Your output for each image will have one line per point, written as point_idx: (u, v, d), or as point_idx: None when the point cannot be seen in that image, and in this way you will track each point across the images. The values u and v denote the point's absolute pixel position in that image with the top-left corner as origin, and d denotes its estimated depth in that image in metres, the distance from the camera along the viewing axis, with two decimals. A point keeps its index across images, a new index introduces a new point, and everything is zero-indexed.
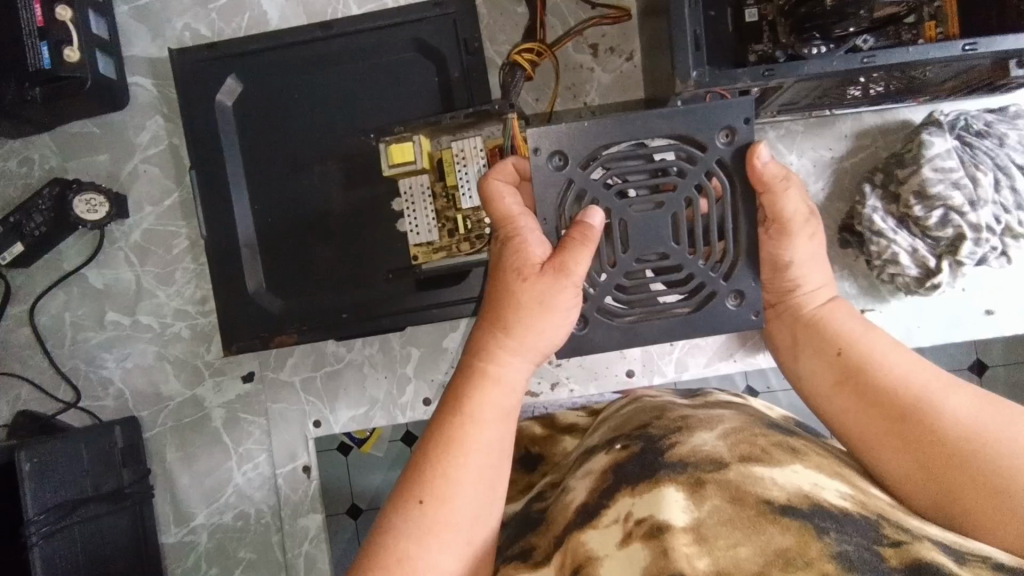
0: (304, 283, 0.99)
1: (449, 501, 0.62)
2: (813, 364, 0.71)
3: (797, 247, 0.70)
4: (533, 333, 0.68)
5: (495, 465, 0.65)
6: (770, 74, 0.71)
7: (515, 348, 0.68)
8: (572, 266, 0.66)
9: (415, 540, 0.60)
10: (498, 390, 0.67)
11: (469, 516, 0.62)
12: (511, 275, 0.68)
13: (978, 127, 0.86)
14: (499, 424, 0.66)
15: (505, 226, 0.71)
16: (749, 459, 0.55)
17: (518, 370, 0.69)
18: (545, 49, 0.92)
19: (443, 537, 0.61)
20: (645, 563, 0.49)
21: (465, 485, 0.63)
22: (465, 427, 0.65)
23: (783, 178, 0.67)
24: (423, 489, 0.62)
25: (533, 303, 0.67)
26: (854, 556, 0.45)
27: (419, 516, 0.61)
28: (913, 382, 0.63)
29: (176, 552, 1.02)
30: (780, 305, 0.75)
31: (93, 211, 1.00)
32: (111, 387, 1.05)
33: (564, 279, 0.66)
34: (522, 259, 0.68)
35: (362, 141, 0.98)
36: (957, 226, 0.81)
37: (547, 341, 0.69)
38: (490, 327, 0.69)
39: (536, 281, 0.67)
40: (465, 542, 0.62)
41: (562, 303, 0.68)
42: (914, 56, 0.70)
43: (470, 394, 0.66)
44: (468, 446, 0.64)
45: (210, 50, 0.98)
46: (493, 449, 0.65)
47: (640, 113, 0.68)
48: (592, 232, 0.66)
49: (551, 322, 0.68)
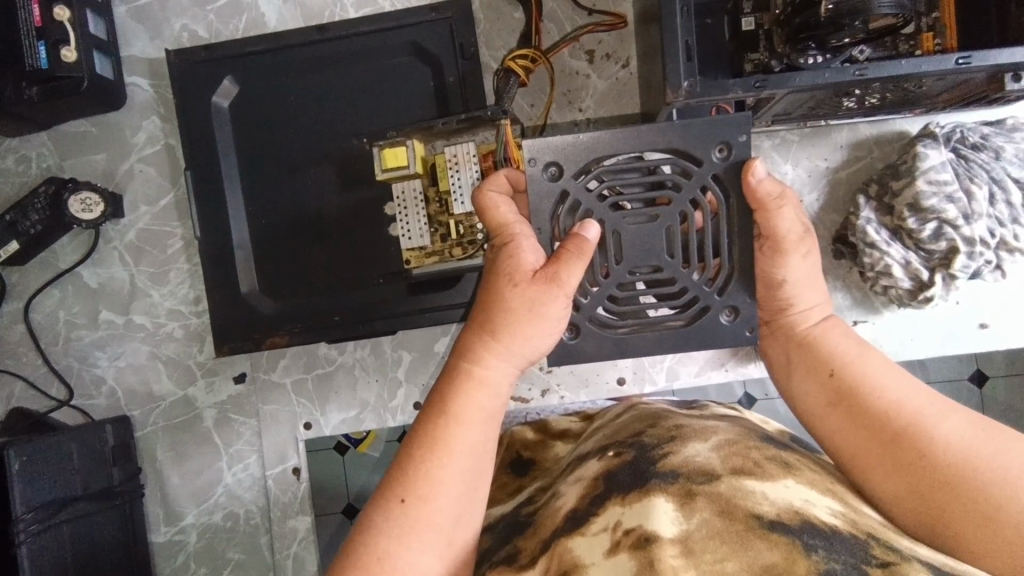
0: (299, 286, 0.99)
1: (431, 500, 0.62)
2: (806, 386, 0.70)
3: (790, 266, 0.69)
4: (522, 338, 0.67)
5: (478, 468, 0.65)
6: (762, 85, 0.71)
7: (502, 351, 0.68)
8: (565, 276, 0.66)
9: (396, 539, 0.60)
10: (484, 393, 0.67)
11: (450, 517, 0.62)
12: (503, 279, 0.68)
13: (974, 140, 0.85)
14: (484, 427, 0.66)
15: (499, 234, 0.71)
16: (741, 473, 0.54)
17: (505, 375, 0.69)
18: (539, 54, 0.92)
19: (424, 538, 0.61)
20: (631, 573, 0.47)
21: (448, 487, 0.63)
22: (450, 428, 0.65)
23: (777, 196, 0.66)
24: (406, 488, 0.62)
25: (521, 309, 0.67)
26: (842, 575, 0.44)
27: (400, 515, 0.61)
28: (905, 405, 0.63)
29: (165, 550, 1.03)
30: (774, 324, 0.74)
31: (89, 210, 1.00)
32: (104, 386, 1.05)
33: (556, 288, 0.66)
34: (515, 264, 0.68)
35: (356, 144, 0.98)
36: (951, 240, 0.80)
37: (536, 347, 0.68)
38: (480, 330, 0.69)
39: (527, 287, 0.67)
40: (445, 543, 0.62)
41: (551, 309, 0.67)
42: (905, 70, 0.69)
43: (457, 396, 0.66)
44: (452, 447, 0.64)
45: (207, 52, 0.99)
46: (477, 451, 0.65)
47: (634, 127, 0.68)
48: (587, 245, 0.66)
49: (541, 329, 0.68)
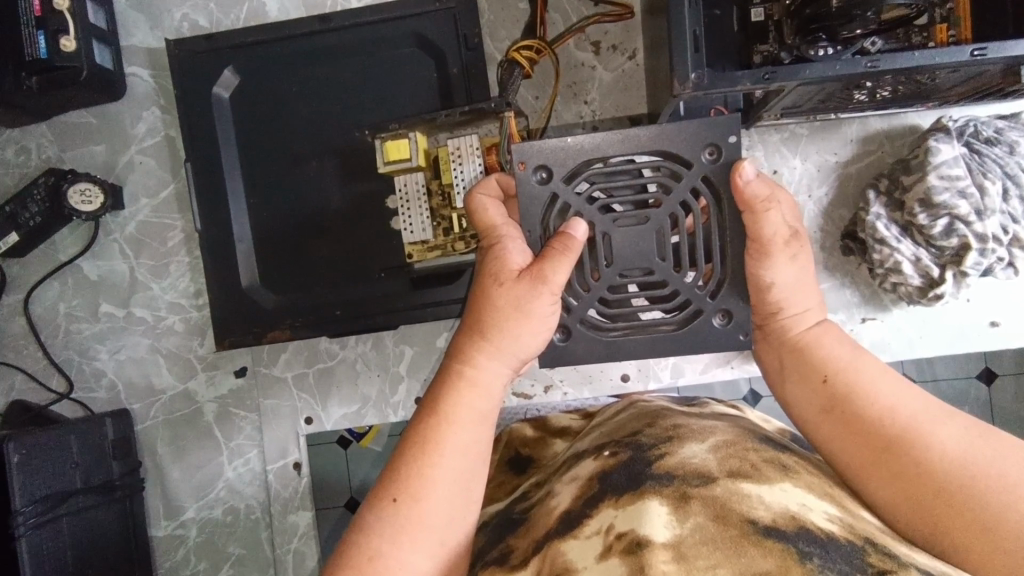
0: (300, 279, 0.98)
1: (423, 500, 0.61)
2: (800, 391, 0.68)
3: (777, 270, 0.66)
4: (510, 338, 0.66)
5: (470, 467, 0.64)
6: (771, 77, 0.69)
7: (492, 351, 0.67)
8: (550, 274, 0.65)
9: (387, 539, 0.60)
10: (473, 392, 0.66)
11: (442, 517, 0.62)
12: (488, 280, 0.68)
13: (988, 134, 0.83)
14: (474, 426, 0.65)
15: (488, 236, 0.71)
16: (738, 476, 0.53)
17: (495, 374, 0.67)
18: (545, 46, 0.90)
19: (416, 538, 0.60)
20: None
21: (440, 488, 0.62)
22: (439, 427, 0.64)
23: (765, 197, 0.65)
24: (398, 487, 0.62)
25: (510, 308, 0.66)
26: None
27: (392, 514, 0.61)
28: (901, 411, 0.60)
29: (166, 544, 1.03)
30: (766, 327, 0.72)
31: (88, 201, 0.99)
32: (104, 379, 1.05)
33: (541, 286, 0.65)
34: (499, 264, 0.68)
35: (358, 136, 0.97)
36: (963, 236, 0.79)
37: (524, 347, 0.67)
38: (470, 331, 0.69)
39: (513, 286, 0.66)
40: (437, 543, 0.61)
41: (538, 308, 0.66)
42: (919, 61, 0.67)
43: (445, 396, 0.66)
44: (442, 447, 0.63)
45: (208, 42, 0.97)
46: (468, 451, 0.64)
47: (624, 130, 0.67)
48: (574, 243, 0.65)
49: (530, 328, 0.66)
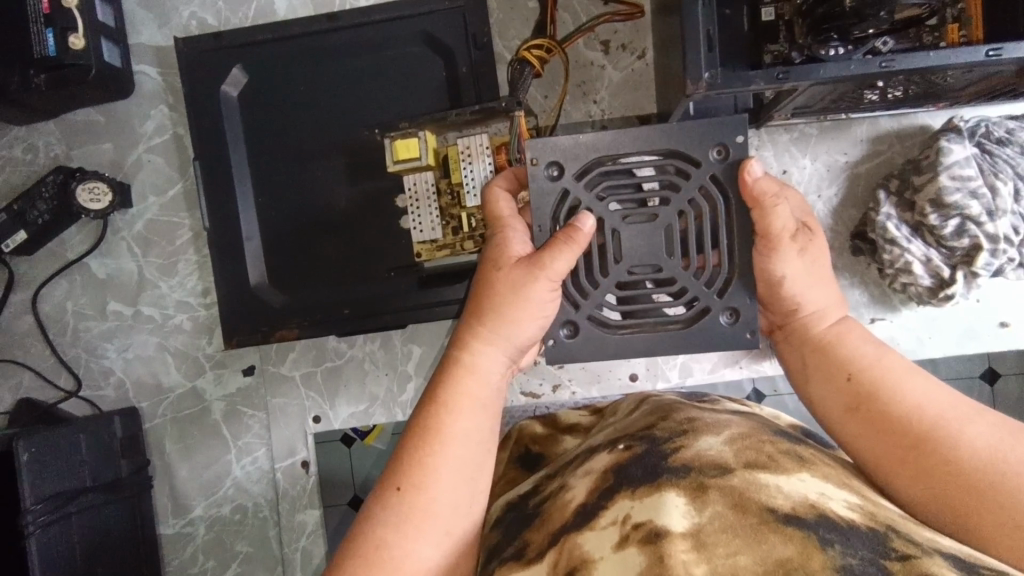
0: (308, 277, 0.98)
1: (428, 488, 0.61)
2: (823, 390, 0.68)
3: (786, 262, 0.67)
4: (510, 325, 0.66)
5: (473, 456, 0.64)
6: (785, 77, 0.68)
7: (491, 338, 0.67)
8: (549, 260, 0.65)
9: (393, 529, 0.60)
10: (474, 380, 0.66)
11: (448, 505, 0.61)
12: (489, 268, 0.68)
13: (999, 134, 0.83)
14: (477, 414, 0.65)
15: (490, 227, 0.72)
16: (755, 466, 0.53)
17: (494, 361, 0.67)
18: (555, 45, 0.89)
19: (421, 526, 0.60)
20: (640, 569, 0.46)
21: (444, 475, 0.62)
22: (441, 416, 0.64)
23: (773, 193, 0.65)
24: (402, 477, 0.61)
25: (510, 294, 0.66)
26: (858, 569, 0.43)
27: (397, 503, 0.61)
28: (928, 410, 0.60)
29: (174, 542, 1.03)
30: (788, 325, 0.72)
31: (97, 200, 0.99)
32: (112, 377, 1.05)
33: (540, 273, 0.65)
34: (500, 253, 0.68)
35: (368, 135, 0.96)
36: (974, 236, 0.79)
37: (524, 334, 0.67)
38: (470, 319, 0.68)
39: (512, 273, 0.66)
40: (444, 532, 0.61)
41: (538, 295, 0.66)
42: (934, 61, 0.67)
43: (447, 384, 0.66)
44: (445, 435, 0.63)
45: (217, 39, 0.97)
46: (470, 439, 0.64)
47: (634, 128, 0.67)
48: (580, 235, 0.65)
49: (530, 314, 0.66)
